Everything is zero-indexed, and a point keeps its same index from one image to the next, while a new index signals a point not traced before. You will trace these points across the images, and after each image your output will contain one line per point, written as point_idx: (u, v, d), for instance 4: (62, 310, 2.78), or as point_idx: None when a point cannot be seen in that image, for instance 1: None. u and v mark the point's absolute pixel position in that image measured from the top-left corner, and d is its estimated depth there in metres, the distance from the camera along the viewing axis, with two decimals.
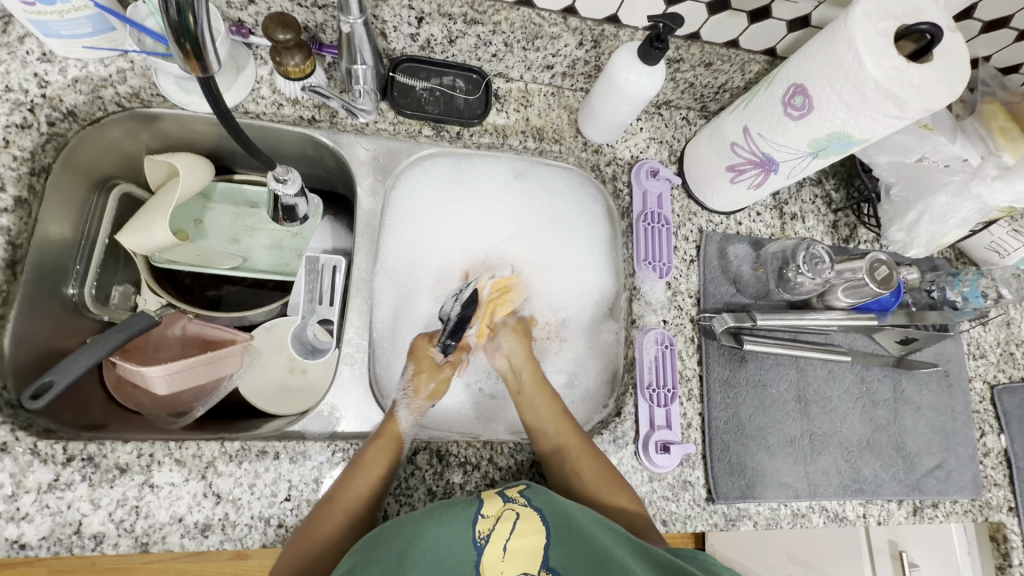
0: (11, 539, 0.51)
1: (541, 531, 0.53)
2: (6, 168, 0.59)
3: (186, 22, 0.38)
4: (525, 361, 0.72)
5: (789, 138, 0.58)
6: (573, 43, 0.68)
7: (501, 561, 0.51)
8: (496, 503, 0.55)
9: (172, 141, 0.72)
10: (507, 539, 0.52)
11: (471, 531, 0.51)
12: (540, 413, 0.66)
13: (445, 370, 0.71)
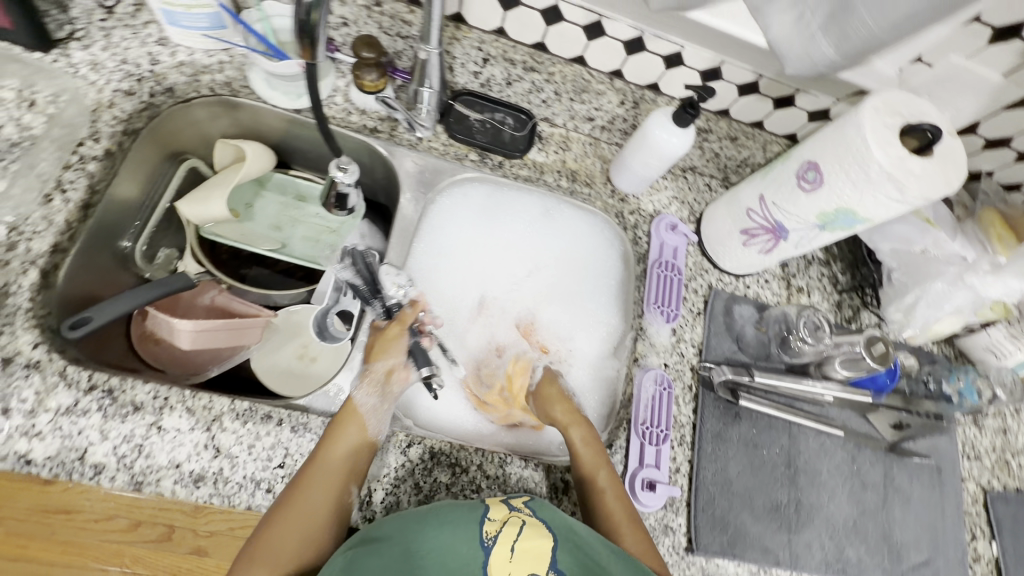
0: (19, 454, 0.53)
1: (546, 536, 0.55)
2: (105, 124, 0.66)
3: (311, 20, 0.45)
4: (574, 417, 0.69)
5: (799, 208, 0.64)
6: (615, 101, 0.77)
7: (508, 563, 0.53)
8: (502, 509, 0.57)
9: (244, 129, 0.80)
10: (515, 542, 0.54)
11: (477, 532, 0.54)
12: (586, 471, 0.65)
13: (392, 330, 0.69)
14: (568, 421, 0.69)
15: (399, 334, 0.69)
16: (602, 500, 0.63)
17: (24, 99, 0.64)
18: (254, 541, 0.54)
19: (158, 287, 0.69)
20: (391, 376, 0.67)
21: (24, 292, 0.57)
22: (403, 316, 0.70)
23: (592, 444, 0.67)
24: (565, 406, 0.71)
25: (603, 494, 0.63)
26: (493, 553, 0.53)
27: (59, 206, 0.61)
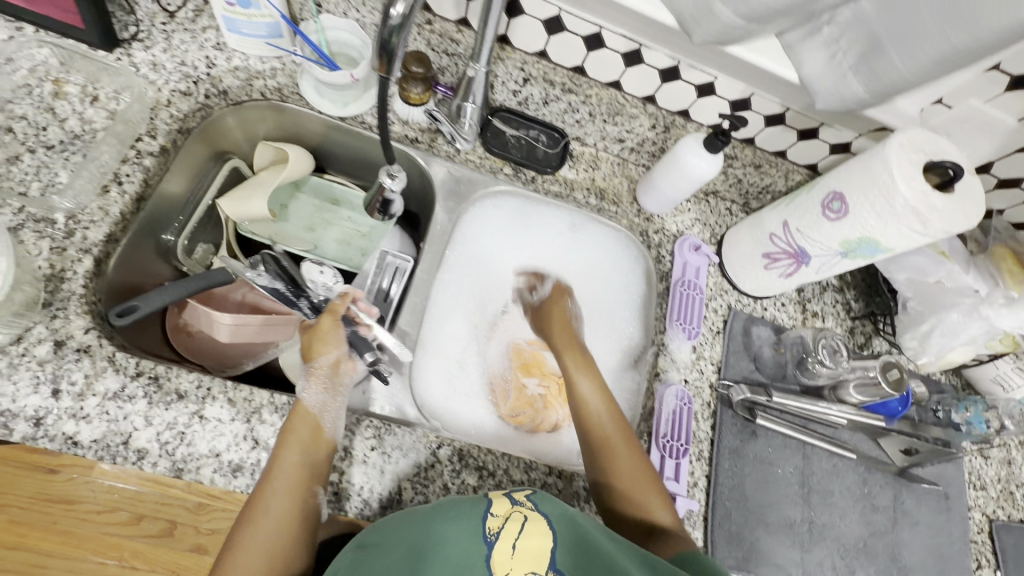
0: (66, 436, 0.55)
1: (547, 534, 0.55)
2: (162, 122, 0.68)
3: (391, 41, 0.47)
4: (569, 347, 0.75)
5: (823, 236, 0.67)
6: (647, 125, 0.80)
7: (509, 560, 0.53)
8: (504, 504, 0.57)
9: (285, 131, 0.83)
10: (517, 538, 0.54)
11: (480, 528, 0.54)
12: (575, 388, 0.71)
13: (325, 323, 0.68)
14: (561, 345, 0.75)
15: (334, 326, 0.68)
16: (591, 416, 0.68)
17: (87, 94, 0.67)
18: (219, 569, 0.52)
19: (196, 283, 0.71)
20: (334, 371, 0.66)
21: (79, 278, 0.59)
22: (335, 307, 0.69)
23: (583, 363, 0.73)
24: (561, 327, 0.77)
25: (593, 415, 0.68)
26: (494, 549, 0.53)
27: (115, 197, 0.64)
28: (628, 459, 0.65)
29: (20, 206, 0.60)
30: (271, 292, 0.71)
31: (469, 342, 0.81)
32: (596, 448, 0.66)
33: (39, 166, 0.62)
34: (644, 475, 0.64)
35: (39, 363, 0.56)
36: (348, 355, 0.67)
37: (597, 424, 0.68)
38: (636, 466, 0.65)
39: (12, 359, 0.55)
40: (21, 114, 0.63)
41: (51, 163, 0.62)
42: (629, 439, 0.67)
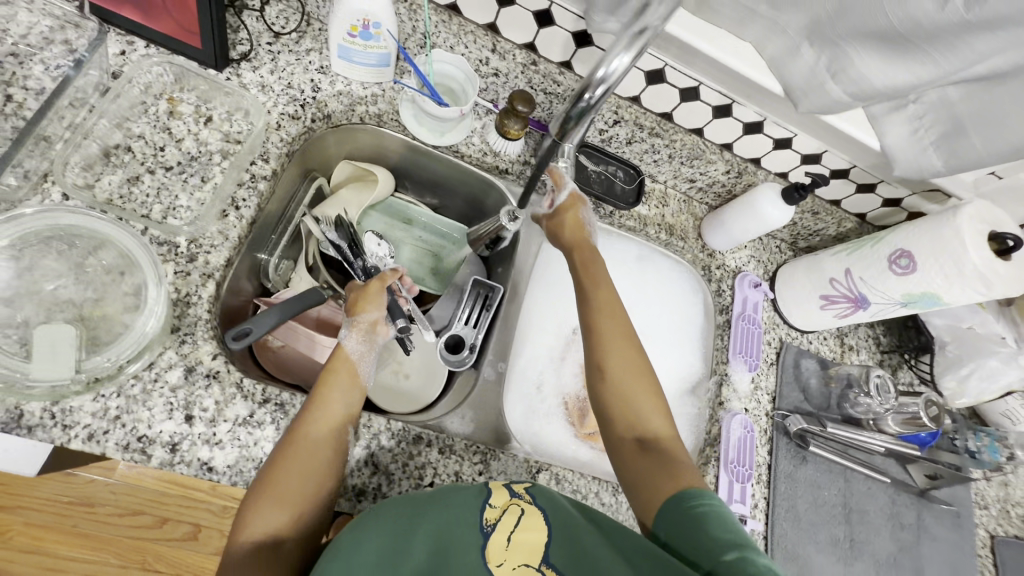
0: (202, 461, 0.56)
1: (541, 529, 0.56)
2: (273, 146, 0.69)
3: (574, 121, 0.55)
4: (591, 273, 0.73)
5: (886, 286, 0.75)
6: (722, 169, 0.85)
7: (504, 551, 0.54)
8: (503, 495, 0.58)
9: (371, 154, 0.84)
10: (512, 531, 0.55)
11: (478, 517, 0.56)
12: (588, 294, 0.71)
13: (373, 286, 0.72)
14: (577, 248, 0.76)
15: (380, 290, 0.72)
16: (598, 320, 0.69)
17: (201, 114, 0.66)
18: (260, 487, 0.53)
19: (296, 304, 0.72)
20: (371, 326, 0.70)
21: (204, 303, 0.60)
22: (385, 276, 0.74)
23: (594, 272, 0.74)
24: (576, 235, 0.77)
25: (602, 328, 0.68)
26: (490, 539, 0.54)
27: (234, 221, 0.64)
28: (632, 369, 0.65)
29: (143, 228, 0.60)
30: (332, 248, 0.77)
31: (547, 363, 0.86)
32: (600, 348, 0.67)
33: (159, 188, 0.62)
34: (644, 382, 0.64)
35: (171, 388, 0.57)
36: (384, 319, 0.72)
37: (602, 329, 0.68)
38: (638, 379, 0.65)
39: (146, 384, 0.56)
40: (138, 132, 0.63)
41: (171, 184, 0.62)
42: (635, 351, 0.67)
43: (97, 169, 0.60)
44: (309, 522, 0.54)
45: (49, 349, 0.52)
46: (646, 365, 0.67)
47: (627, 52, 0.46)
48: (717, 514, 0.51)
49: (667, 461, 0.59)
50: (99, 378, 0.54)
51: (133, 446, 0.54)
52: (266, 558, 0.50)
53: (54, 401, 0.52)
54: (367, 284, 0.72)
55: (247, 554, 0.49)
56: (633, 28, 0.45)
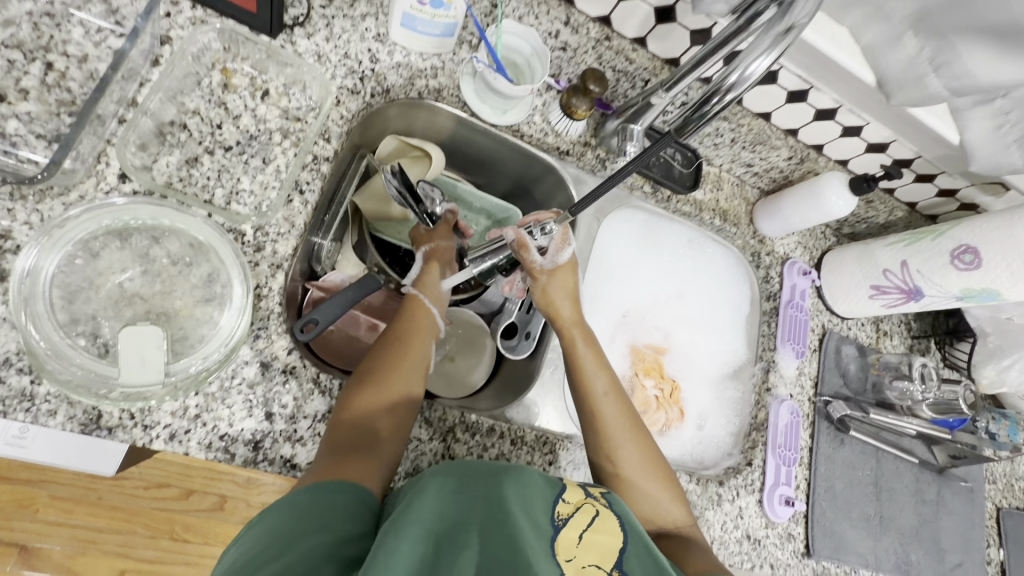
0: (285, 458, 0.55)
1: (617, 535, 0.47)
2: (334, 123, 0.64)
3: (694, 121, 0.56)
4: (596, 359, 0.66)
5: (945, 280, 0.76)
6: (784, 155, 0.83)
7: (575, 548, 0.45)
8: (578, 495, 0.51)
9: (417, 128, 0.78)
10: (585, 530, 0.46)
11: (550, 510, 0.47)
12: (588, 383, 0.64)
13: (440, 232, 0.74)
14: (572, 330, 0.68)
15: (448, 234, 0.74)
16: (601, 414, 0.63)
17: (257, 87, 0.62)
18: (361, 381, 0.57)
19: (355, 291, 0.66)
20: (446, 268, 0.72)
21: (276, 296, 0.57)
22: (449, 220, 0.74)
23: (596, 353, 0.67)
24: (575, 309, 0.69)
25: (608, 423, 0.62)
26: (562, 533, 0.45)
27: (299, 207, 0.60)
28: (642, 461, 0.61)
29: (207, 215, 0.56)
30: (392, 191, 0.71)
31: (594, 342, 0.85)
32: (607, 441, 0.62)
33: (220, 170, 0.57)
34: (657, 476, 0.61)
35: (249, 385, 0.55)
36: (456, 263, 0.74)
37: (607, 424, 0.62)
38: (650, 471, 0.61)
39: (224, 382, 0.54)
40: (192, 108, 0.58)
41: (232, 166, 0.58)
42: (642, 439, 0.63)
43: (153, 149, 0.55)
44: (402, 420, 0.57)
45: (137, 355, 0.49)
46: (655, 451, 0.63)
47: (769, 52, 0.50)
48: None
49: (691, 552, 0.56)
50: (187, 381, 0.51)
51: (216, 445, 0.52)
52: (364, 442, 0.53)
53: (136, 405, 0.50)
54: (436, 227, 0.74)
55: (346, 436, 0.53)
56: (780, 26, 0.48)
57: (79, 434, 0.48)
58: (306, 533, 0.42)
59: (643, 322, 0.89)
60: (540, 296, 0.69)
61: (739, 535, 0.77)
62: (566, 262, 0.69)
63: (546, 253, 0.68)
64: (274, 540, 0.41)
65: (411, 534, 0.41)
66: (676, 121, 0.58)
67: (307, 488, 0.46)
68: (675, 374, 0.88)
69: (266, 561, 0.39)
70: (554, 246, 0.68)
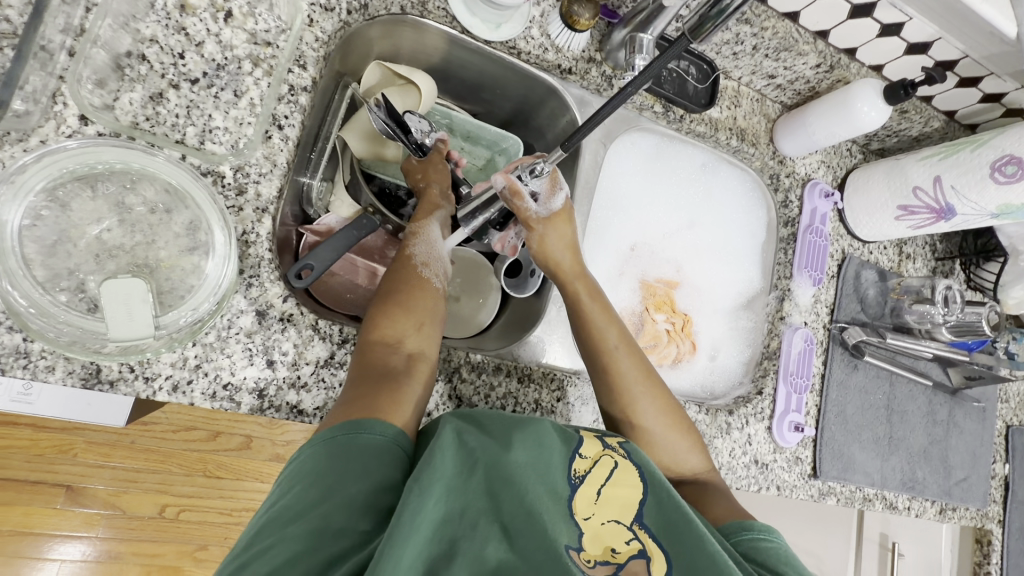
0: (291, 405, 0.55)
1: (637, 487, 0.49)
2: (309, 48, 0.58)
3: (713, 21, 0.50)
4: (606, 314, 0.63)
5: (982, 197, 0.71)
6: (813, 63, 0.75)
7: (593, 505, 0.48)
8: (594, 445, 0.52)
9: (403, 51, 0.71)
10: (603, 485, 0.49)
11: (567, 469, 0.48)
12: (600, 337, 0.61)
13: (433, 161, 0.68)
14: (574, 283, 0.64)
15: (440, 162, 0.69)
16: (616, 371, 0.60)
17: (217, 7, 0.55)
18: (381, 304, 0.57)
19: (350, 232, 0.63)
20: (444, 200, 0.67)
21: (264, 242, 0.54)
22: (441, 148, 0.69)
23: (604, 306, 0.63)
24: (574, 257, 0.65)
25: (623, 377, 0.60)
26: (579, 493, 0.48)
27: (279, 144, 0.56)
28: (661, 412, 0.60)
29: (181, 156, 0.52)
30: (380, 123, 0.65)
31: (603, 279, 0.81)
32: (624, 394, 0.60)
33: (189, 106, 0.52)
34: (674, 424, 0.60)
35: (247, 334, 0.53)
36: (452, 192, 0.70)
37: (622, 378, 0.60)
38: (669, 423, 0.60)
39: (221, 332, 0.52)
40: (149, 35, 0.52)
41: (201, 101, 0.53)
42: (658, 389, 0.61)
43: (112, 85, 0.50)
44: (426, 332, 0.57)
45: (122, 308, 0.47)
46: (673, 400, 0.62)
47: None
48: (781, 558, 0.49)
49: (711, 499, 0.56)
50: (181, 333, 0.50)
51: (220, 394, 0.52)
52: (391, 364, 0.53)
53: (135, 359, 0.49)
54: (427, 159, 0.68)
55: (376, 367, 0.52)
56: None
57: (81, 388, 0.48)
58: (345, 480, 0.42)
59: (651, 253, 0.85)
60: (537, 247, 0.65)
61: (747, 460, 0.78)
62: (561, 209, 0.65)
63: (539, 200, 0.64)
64: (316, 484, 0.42)
65: (435, 494, 0.42)
66: (689, 21, 0.51)
67: (341, 430, 0.45)
68: (687, 309, 0.86)
69: (307, 511, 0.41)
70: (546, 191, 0.64)
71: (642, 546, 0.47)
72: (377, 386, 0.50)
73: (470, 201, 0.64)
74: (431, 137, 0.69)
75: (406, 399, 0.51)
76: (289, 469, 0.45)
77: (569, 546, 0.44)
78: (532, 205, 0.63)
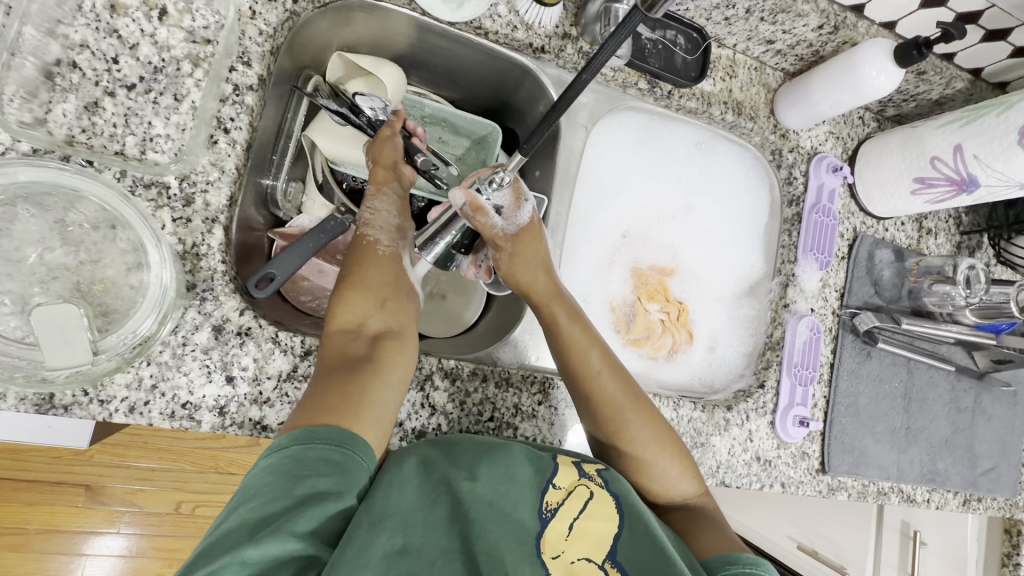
0: (254, 421, 0.52)
1: (612, 518, 0.48)
2: (253, 43, 0.55)
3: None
4: (587, 336, 0.58)
5: (1009, 165, 0.63)
6: (815, 24, 0.68)
7: (563, 541, 0.46)
8: (570, 474, 0.51)
9: (365, 39, 0.67)
10: (575, 518, 0.47)
11: (537, 500, 0.48)
12: (582, 357, 0.57)
13: (384, 134, 0.62)
14: (549, 301, 0.59)
15: (391, 136, 0.62)
16: (600, 391, 0.56)
17: (151, 5, 0.52)
18: (340, 295, 0.53)
19: (314, 237, 0.59)
20: (399, 177, 0.61)
21: (216, 254, 0.52)
22: (392, 122, 0.63)
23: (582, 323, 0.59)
24: (550, 279, 0.60)
25: (607, 397, 0.56)
26: (549, 526, 0.46)
27: (226, 149, 0.53)
28: (647, 432, 0.56)
29: (121, 168, 0.49)
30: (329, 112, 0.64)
31: (592, 271, 0.76)
32: (605, 416, 0.56)
33: (126, 114, 0.50)
34: (663, 443, 0.56)
35: (204, 351, 0.51)
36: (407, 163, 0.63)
37: (606, 400, 0.56)
38: (657, 442, 0.56)
39: (175, 350, 0.50)
40: (79, 41, 0.49)
41: (140, 108, 0.50)
42: (644, 406, 0.58)
43: (43, 96, 0.48)
44: (393, 314, 0.54)
45: (57, 335, 0.45)
46: (661, 418, 0.58)
47: None
48: None
49: (701, 529, 0.53)
50: (125, 355, 0.48)
51: (179, 413, 0.50)
52: (352, 357, 0.50)
53: (87, 385, 0.47)
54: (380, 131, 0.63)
55: (342, 360, 0.50)
56: None
57: (36, 413, 0.47)
58: (303, 501, 0.40)
59: (644, 241, 0.79)
60: (506, 269, 0.60)
61: (748, 457, 0.73)
62: (528, 225, 0.61)
63: (504, 214, 0.60)
64: (274, 503, 0.39)
65: (390, 527, 0.42)
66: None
67: (300, 441, 0.43)
68: (683, 297, 0.80)
69: (262, 533, 0.38)
70: (510, 204, 0.60)
71: None
72: (337, 383, 0.48)
73: (430, 226, 0.61)
74: (386, 112, 0.65)
75: (376, 392, 0.48)
76: (243, 484, 0.41)
77: None
78: (497, 221, 0.59)
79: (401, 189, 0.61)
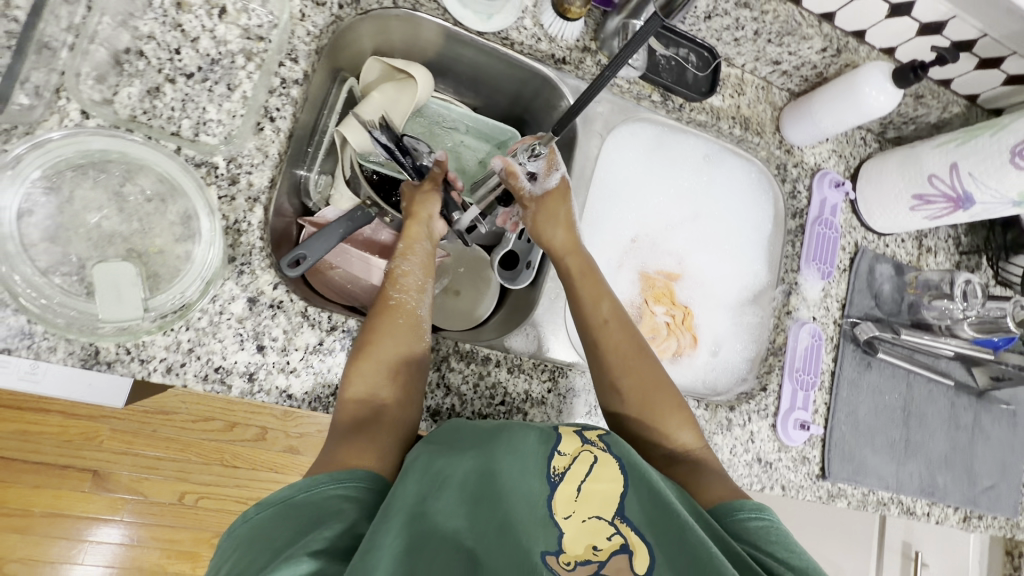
0: (280, 389, 0.55)
1: (618, 480, 0.49)
2: (301, 42, 0.60)
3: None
4: (598, 289, 0.64)
5: (1003, 183, 0.67)
6: (817, 47, 0.73)
7: (574, 501, 0.48)
8: (574, 442, 0.52)
9: (398, 45, 0.72)
10: (583, 481, 0.49)
11: (545, 466, 0.50)
12: (590, 312, 0.63)
13: (425, 187, 0.68)
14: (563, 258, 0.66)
15: (431, 191, 0.67)
16: (603, 340, 0.62)
17: (213, 4, 0.57)
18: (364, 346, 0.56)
19: (346, 224, 0.65)
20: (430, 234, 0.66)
21: (256, 230, 0.55)
22: (434, 175, 0.68)
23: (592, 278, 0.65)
24: (568, 232, 0.67)
25: (610, 347, 0.61)
26: (558, 490, 0.48)
27: (271, 136, 0.57)
28: (648, 380, 0.60)
29: (176, 147, 0.54)
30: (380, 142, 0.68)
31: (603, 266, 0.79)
32: (615, 369, 0.60)
33: (184, 99, 0.54)
34: (664, 395, 0.59)
35: (238, 320, 0.54)
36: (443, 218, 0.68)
37: (610, 351, 0.61)
38: (659, 393, 0.59)
39: (212, 317, 0.53)
40: (146, 32, 0.54)
41: (196, 94, 0.55)
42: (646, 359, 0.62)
43: (112, 80, 0.53)
44: (405, 380, 0.56)
45: (112, 292, 0.49)
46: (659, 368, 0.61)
47: None
48: (768, 535, 0.47)
49: (703, 482, 0.54)
50: (168, 317, 0.52)
51: (211, 377, 0.53)
52: (367, 416, 0.53)
53: (129, 342, 0.50)
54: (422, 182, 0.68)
55: (350, 419, 0.52)
56: None
57: (81, 367, 0.49)
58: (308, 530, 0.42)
59: (653, 242, 0.83)
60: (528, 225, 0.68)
61: (750, 457, 0.75)
62: (555, 188, 0.68)
63: (536, 179, 0.68)
64: (281, 534, 0.41)
65: (394, 525, 0.42)
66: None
67: (303, 489, 0.45)
68: (688, 301, 0.83)
69: (271, 565, 0.39)
70: (544, 171, 0.67)
71: (625, 539, 0.46)
72: (348, 437, 0.51)
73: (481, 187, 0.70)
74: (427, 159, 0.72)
75: (377, 450, 0.51)
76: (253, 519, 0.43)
77: (546, 552, 0.45)
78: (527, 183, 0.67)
79: (429, 248, 0.66)
